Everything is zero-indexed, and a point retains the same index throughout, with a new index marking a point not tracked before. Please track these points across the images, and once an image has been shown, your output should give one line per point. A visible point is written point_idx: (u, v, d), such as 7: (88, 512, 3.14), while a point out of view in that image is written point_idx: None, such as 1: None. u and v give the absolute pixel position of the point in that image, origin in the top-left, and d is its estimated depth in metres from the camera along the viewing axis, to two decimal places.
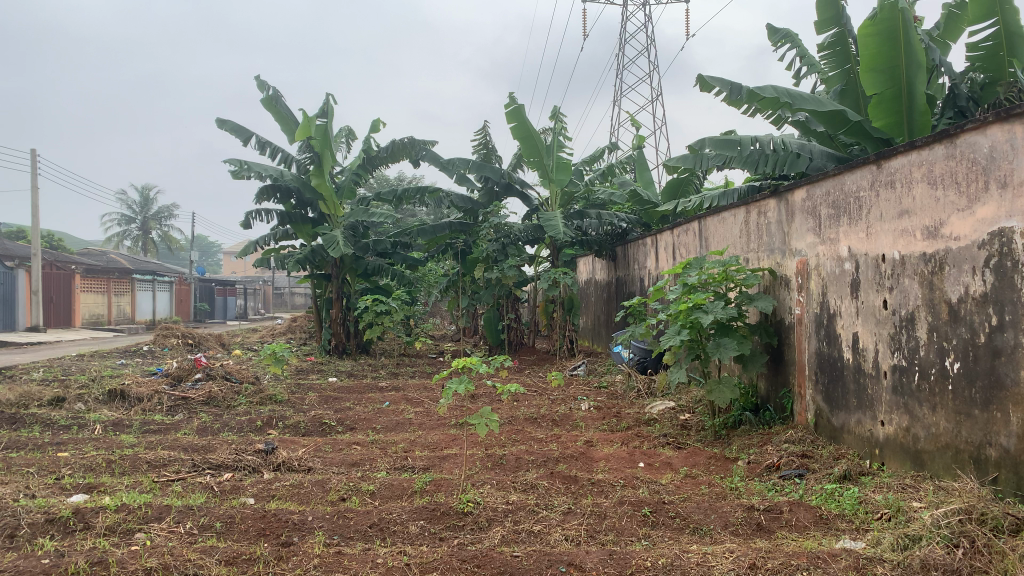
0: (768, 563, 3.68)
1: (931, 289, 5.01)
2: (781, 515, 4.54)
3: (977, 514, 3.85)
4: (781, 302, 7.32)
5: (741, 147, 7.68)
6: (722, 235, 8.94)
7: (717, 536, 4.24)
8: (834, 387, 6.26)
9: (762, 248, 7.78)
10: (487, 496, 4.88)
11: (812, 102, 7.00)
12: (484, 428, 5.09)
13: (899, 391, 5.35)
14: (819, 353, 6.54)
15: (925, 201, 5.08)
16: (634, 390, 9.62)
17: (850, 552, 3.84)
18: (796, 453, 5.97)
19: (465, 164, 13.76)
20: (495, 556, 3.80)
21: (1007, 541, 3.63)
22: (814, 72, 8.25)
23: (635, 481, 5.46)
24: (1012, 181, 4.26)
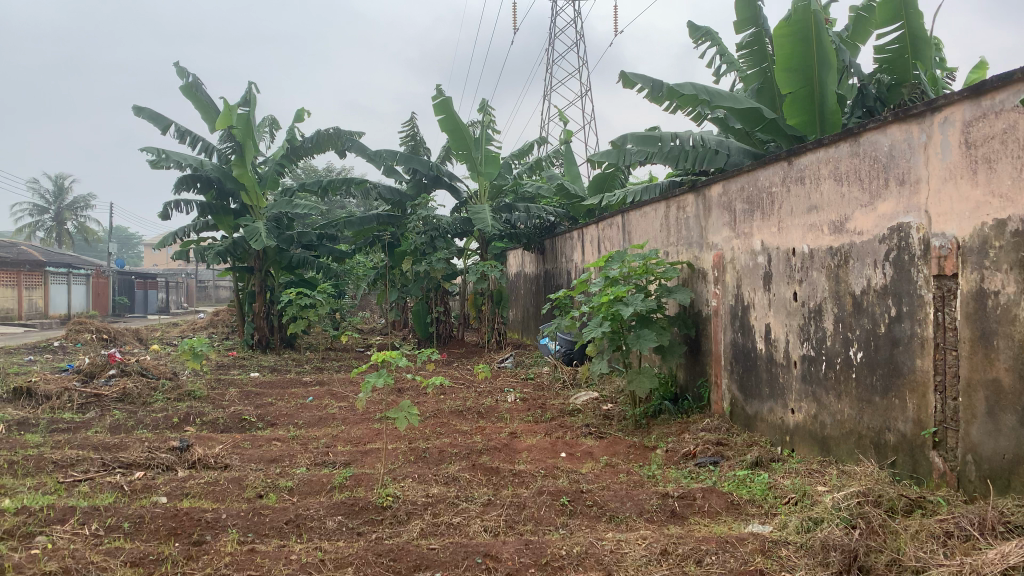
0: (679, 548, 3.79)
1: (836, 281, 5.22)
2: (694, 502, 4.66)
3: (874, 498, 4.06)
4: (698, 295, 7.51)
5: (662, 144, 7.77)
6: (644, 229, 9.11)
7: (632, 523, 4.33)
8: (748, 376, 6.46)
9: (681, 242, 7.96)
10: (408, 490, 4.87)
11: (730, 100, 7.18)
12: (404, 422, 5.07)
13: (808, 379, 5.55)
14: (734, 344, 6.74)
15: (832, 197, 5.29)
16: (560, 380, 9.75)
17: (757, 536, 3.98)
18: (712, 442, 6.14)
19: (392, 156, 13.64)
20: (412, 549, 3.80)
21: (900, 522, 3.83)
22: (733, 71, 8.45)
23: (556, 471, 5.53)
24: (909, 179, 4.50)
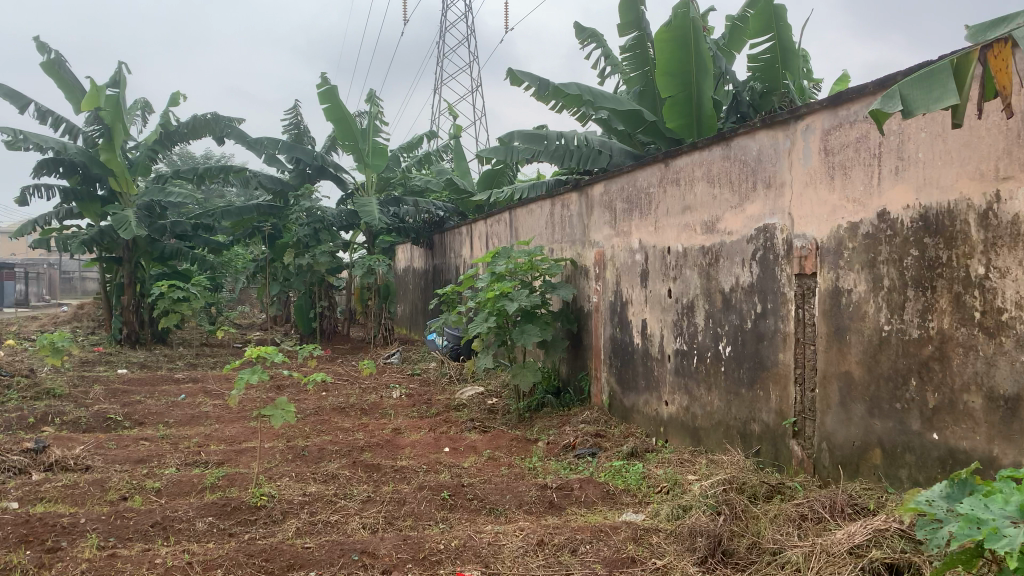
0: (555, 539, 3.87)
1: (707, 279, 5.46)
2: (572, 492, 4.77)
3: (738, 484, 4.29)
4: (581, 291, 7.68)
5: (548, 142, 7.79)
6: (530, 225, 9.22)
7: (511, 515, 4.39)
8: (626, 370, 6.66)
9: (565, 239, 8.11)
10: (284, 489, 4.75)
11: (612, 102, 7.36)
12: (280, 420, 4.93)
13: (680, 372, 5.78)
14: (613, 339, 6.93)
15: (704, 198, 5.53)
16: (446, 376, 9.75)
17: (630, 524, 4.12)
18: (591, 434, 6.30)
19: (274, 144, 13.23)
20: (286, 548, 3.71)
21: (761, 507, 4.06)
22: (616, 73, 8.67)
23: (437, 466, 5.52)
24: (775, 182, 4.78)
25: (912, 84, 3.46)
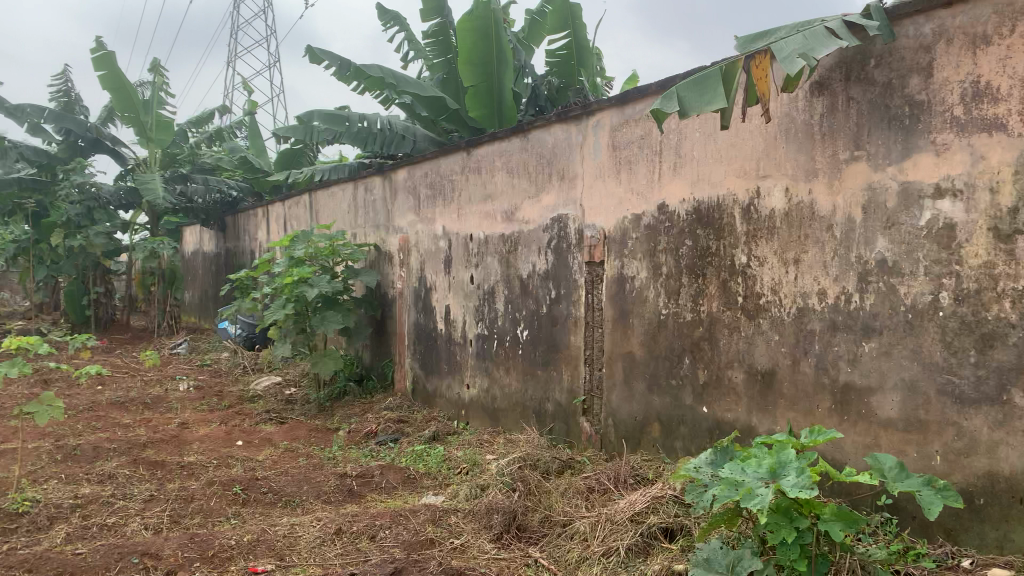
0: (353, 526, 3.84)
1: (506, 265, 5.70)
2: (372, 479, 4.75)
3: (533, 461, 4.52)
4: (384, 277, 7.63)
5: (349, 124, 7.66)
6: (331, 209, 8.99)
7: (308, 506, 4.29)
8: (429, 355, 6.72)
9: (368, 224, 8.00)
10: (50, 493, 4.31)
11: (415, 87, 7.34)
12: (45, 418, 4.45)
13: (482, 356, 5.96)
14: (416, 324, 6.97)
15: (504, 187, 5.74)
16: (239, 366, 9.30)
17: (429, 507, 4.17)
18: (393, 420, 6.30)
19: (38, 112, 11.87)
20: (53, 556, 3.38)
21: (553, 482, 4.30)
22: (419, 59, 8.67)
23: (229, 460, 5.26)
24: (568, 173, 5.16)
25: (688, 87, 3.80)
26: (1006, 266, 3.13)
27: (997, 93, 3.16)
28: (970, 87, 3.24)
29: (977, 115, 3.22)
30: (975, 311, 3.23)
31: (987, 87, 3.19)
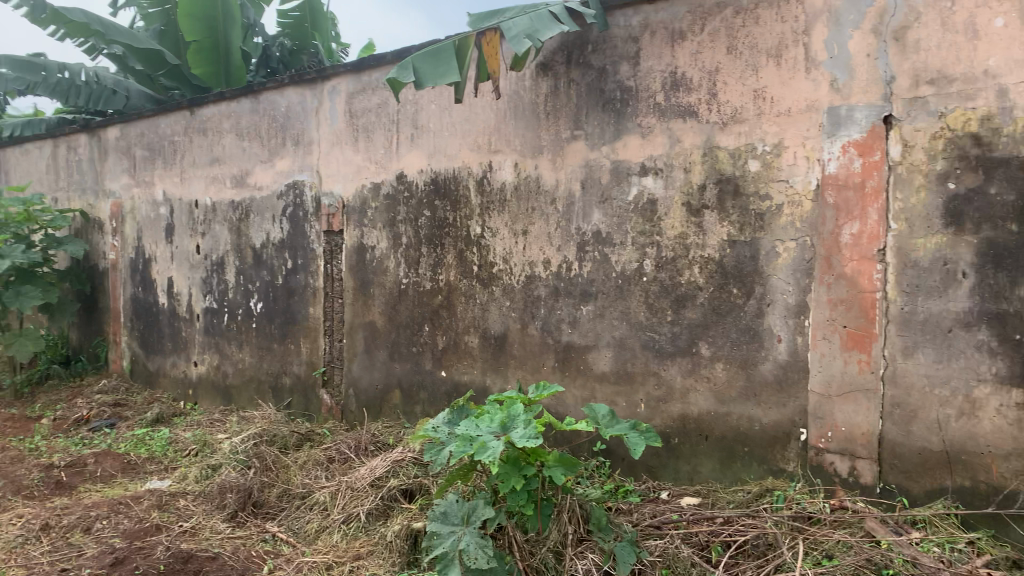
0: (62, 520, 3.48)
1: (237, 234, 5.85)
2: (84, 469, 4.32)
3: (269, 437, 4.49)
4: (94, 248, 7.02)
5: (46, 73, 6.61)
6: (24, 169, 7.90)
7: (6, 503, 3.79)
8: (149, 332, 6.51)
9: (71, 187, 7.23)
10: None
11: (127, 37, 6.63)
12: None
13: (210, 331, 6.03)
14: (134, 299, 6.64)
15: (232, 151, 5.88)
16: None
17: (153, 492, 3.90)
18: (108, 404, 5.83)
19: None
20: None
21: (290, 457, 4.31)
22: (133, 6, 7.84)
23: None
24: (303, 140, 5.47)
25: (423, 59, 3.99)
26: (696, 238, 3.99)
27: (689, 83, 3.98)
28: (668, 77, 4.04)
29: (674, 104, 4.03)
30: (672, 277, 4.06)
31: (682, 77, 4.00)
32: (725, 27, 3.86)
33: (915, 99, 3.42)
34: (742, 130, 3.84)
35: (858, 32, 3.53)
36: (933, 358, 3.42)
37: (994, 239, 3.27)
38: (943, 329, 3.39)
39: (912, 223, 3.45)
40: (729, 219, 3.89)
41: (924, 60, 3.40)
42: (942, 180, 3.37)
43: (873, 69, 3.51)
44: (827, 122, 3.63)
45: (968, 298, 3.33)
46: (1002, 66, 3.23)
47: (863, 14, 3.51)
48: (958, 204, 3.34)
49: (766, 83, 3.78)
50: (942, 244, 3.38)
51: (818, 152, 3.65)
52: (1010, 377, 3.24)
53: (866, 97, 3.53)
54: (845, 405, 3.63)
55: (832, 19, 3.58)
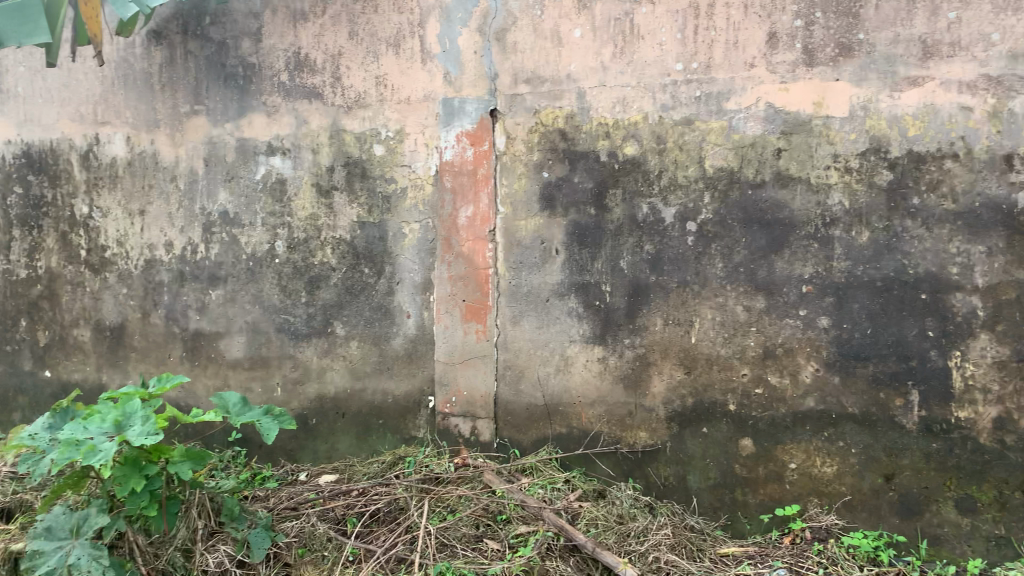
0: None
1: None
2: None
3: None
4: None
5: None
6: None
7: None
8: None
9: None
10: None
11: None
12: None
13: None
14: None
15: None
16: None
17: None
18: None
19: None
20: None
21: None
22: None
23: None
24: None
25: (3, 12, 3.44)
26: (326, 219, 4.05)
27: (313, 65, 4.01)
28: (292, 57, 4.03)
29: (298, 84, 4.03)
30: (304, 259, 4.08)
31: (305, 58, 4.02)
32: (347, 12, 3.97)
33: (515, 96, 3.84)
34: (366, 116, 3.99)
35: (466, 30, 3.87)
36: (534, 324, 3.89)
37: (578, 220, 3.80)
38: (542, 299, 3.87)
39: (516, 206, 3.88)
40: (358, 201, 4.01)
41: (520, 61, 3.83)
42: (538, 168, 3.84)
43: (479, 66, 3.87)
44: (442, 112, 3.92)
45: (560, 272, 3.84)
46: (580, 71, 3.76)
47: (469, 14, 3.86)
48: (551, 189, 3.83)
49: (386, 71, 3.96)
50: (538, 225, 3.86)
51: (436, 140, 3.94)
52: (592, 337, 3.82)
53: (475, 90, 3.88)
54: (466, 372, 3.98)
55: (443, 16, 3.88)
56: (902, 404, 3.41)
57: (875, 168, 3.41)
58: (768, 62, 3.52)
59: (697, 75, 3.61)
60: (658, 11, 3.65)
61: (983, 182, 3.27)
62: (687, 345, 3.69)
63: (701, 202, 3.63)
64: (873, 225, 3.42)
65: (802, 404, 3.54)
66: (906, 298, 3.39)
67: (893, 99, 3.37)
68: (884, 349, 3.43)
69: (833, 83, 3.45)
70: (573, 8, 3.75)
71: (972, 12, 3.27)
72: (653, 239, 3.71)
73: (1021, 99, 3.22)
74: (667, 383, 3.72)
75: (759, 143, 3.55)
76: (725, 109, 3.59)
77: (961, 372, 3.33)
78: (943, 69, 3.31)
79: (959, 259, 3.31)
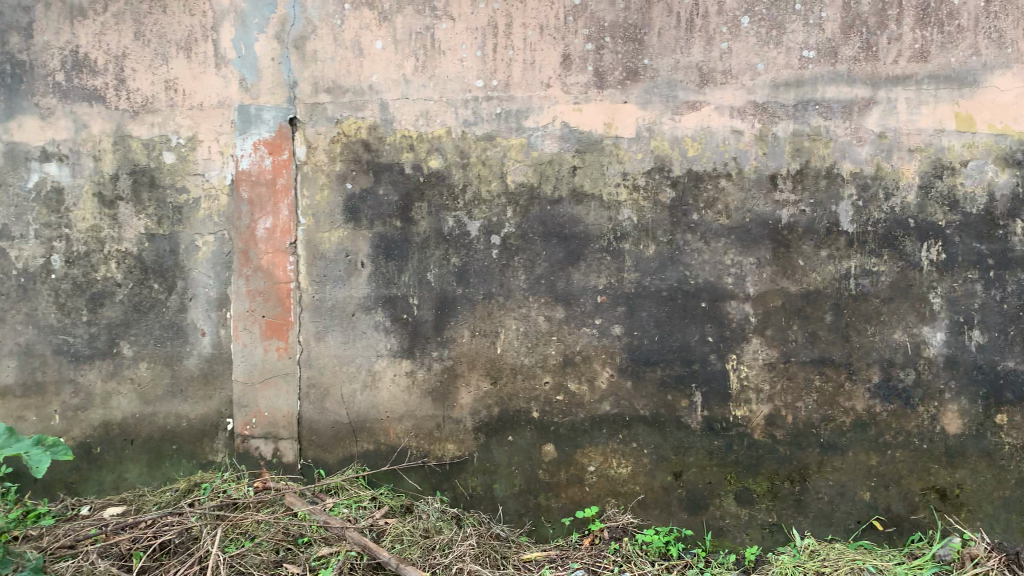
0: None
1: None
2: None
3: None
4: None
5: None
6: None
7: None
8: None
9: None
10: None
11: None
12: None
13: None
14: None
15: None
16: None
17: None
18: None
19: None
20: None
21: None
22: None
23: None
24: None
25: None
26: (109, 231, 3.81)
27: (94, 66, 3.77)
28: (69, 56, 3.76)
29: (76, 85, 3.77)
30: (85, 273, 3.81)
31: (84, 58, 3.76)
32: (132, 12, 3.76)
33: (315, 105, 3.77)
34: (154, 121, 3.80)
35: (263, 36, 3.76)
36: (339, 340, 3.81)
37: (383, 232, 3.77)
38: (347, 313, 3.80)
39: (318, 218, 3.80)
40: (145, 211, 3.81)
41: (321, 70, 3.76)
42: (340, 180, 3.78)
43: (277, 73, 3.78)
44: (238, 119, 3.80)
45: (367, 285, 3.78)
46: (382, 83, 3.74)
47: (266, 20, 3.76)
48: (354, 202, 3.77)
49: (177, 74, 3.78)
50: (342, 238, 3.79)
51: (232, 148, 3.81)
52: (399, 350, 3.78)
53: (273, 99, 3.78)
54: (267, 392, 3.85)
55: (238, 20, 3.75)
56: (687, 405, 3.64)
57: (659, 186, 3.63)
58: (563, 82, 3.67)
59: (496, 92, 3.70)
60: (458, 27, 3.71)
61: (753, 199, 3.57)
62: (492, 355, 3.75)
63: (502, 216, 3.72)
64: (659, 238, 3.64)
65: (599, 409, 3.70)
66: (689, 306, 3.63)
67: (674, 121, 3.62)
68: (671, 355, 3.65)
69: (622, 104, 3.64)
70: (373, 19, 3.73)
71: (740, 44, 3.57)
72: (457, 252, 3.75)
73: (782, 124, 3.55)
74: (474, 395, 3.75)
75: (556, 160, 3.68)
76: (524, 126, 3.70)
77: (737, 373, 3.61)
78: (718, 95, 3.59)
79: (733, 270, 3.59)
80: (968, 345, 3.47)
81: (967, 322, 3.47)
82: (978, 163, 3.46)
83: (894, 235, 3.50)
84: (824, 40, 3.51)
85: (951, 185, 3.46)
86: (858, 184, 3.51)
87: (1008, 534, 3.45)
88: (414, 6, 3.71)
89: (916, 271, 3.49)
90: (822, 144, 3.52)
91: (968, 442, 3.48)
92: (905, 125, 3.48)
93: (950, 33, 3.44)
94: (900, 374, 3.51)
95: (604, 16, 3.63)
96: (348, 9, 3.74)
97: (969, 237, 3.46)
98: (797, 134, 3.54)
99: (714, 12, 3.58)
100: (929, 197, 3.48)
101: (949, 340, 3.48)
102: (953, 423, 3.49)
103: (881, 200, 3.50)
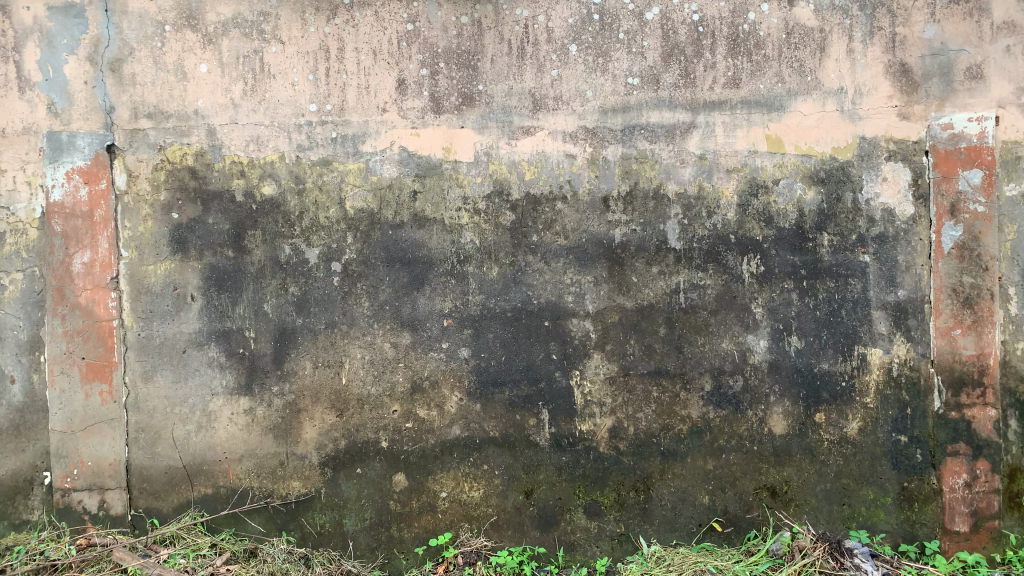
0: None
1: None
2: None
3: None
4: None
5: None
6: None
7: None
8: None
9: None
10: None
11: None
12: None
13: None
14: None
15: None
16: None
17: None
18: None
19: None
20: None
21: None
22: None
23: None
24: None
25: None
26: None
27: None
28: None
29: None
30: None
31: None
32: None
33: (135, 132, 3.56)
34: None
35: (73, 58, 3.53)
36: (170, 379, 3.59)
37: (214, 263, 3.59)
38: (178, 350, 3.59)
39: (142, 250, 3.57)
40: None
41: (140, 94, 3.56)
42: (166, 210, 3.58)
43: (91, 97, 3.54)
44: (46, 146, 3.52)
45: (198, 319, 3.59)
46: (208, 108, 3.58)
47: (76, 41, 3.52)
48: (182, 232, 3.58)
49: None
50: (170, 270, 3.58)
51: (40, 177, 3.53)
52: (236, 387, 3.61)
53: (87, 124, 3.54)
54: (90, 440, 3.56)
55: (44, 40, 3.51)
56: (535, 424, 3.69)
57: (499, 210, 3.68)
58: (399, 107, 3.65)
59: (331, 117, 3.63)
60: (288, 51, 3.61)
61: (588, 220, 3.69)
62: (337, 387, 3.64)
63: (343, 242, 3.64)
64: (501, 261, 3.69)
65: (449, 433, 3.67)
66: (532, 326, 3.69)
67: (511, 146, 3.69)
68: (517, 374, 3.69)
69: (459, 129, 3.67)
70: (197, 42, 3.58)
71: (569, 71, 3.69)
72: (296, 281, 3.63)
73: (612, 148, 3.70)
74: (319, 428, 3.63)
75: (396, 185, 3.65)
76: (361, 151, 3.65)
77: (581, 389, 3.70)
78: (551, 120, 3.69)
79: (573, 289, 3.69)
80: (788, 351, 3.72)
81: (786, 329, 3.72)
82: (787, 181, 3.71)
83: (718, 250, 3.71)
84: (647, 67, 3.70)
85: (766, 202, 3.71)
86: (683, 204, 3.70)
87: (831, 524, 3.71)
88: (240, 29, 3.59)
89: (738, 283, 3.71)
90: (650, 166, 3.70)
91: (793, 442, 3.72)
92: (722, 147, 3.71)
93: (758, 62, 3.71)
94: (730, 381, 3.71)
95: (436, 42, 3.65)
96: (169, 30, 3.57)
97: (784, 250, 3.71)
98: (626, 156, 3.70)
99: (544, 40, 3.68)
100: (747, 214, 3.71)
101: (771, 346, 3.72)
102: (779, 424, 3.72)
103: (704, 218, 3.71)
